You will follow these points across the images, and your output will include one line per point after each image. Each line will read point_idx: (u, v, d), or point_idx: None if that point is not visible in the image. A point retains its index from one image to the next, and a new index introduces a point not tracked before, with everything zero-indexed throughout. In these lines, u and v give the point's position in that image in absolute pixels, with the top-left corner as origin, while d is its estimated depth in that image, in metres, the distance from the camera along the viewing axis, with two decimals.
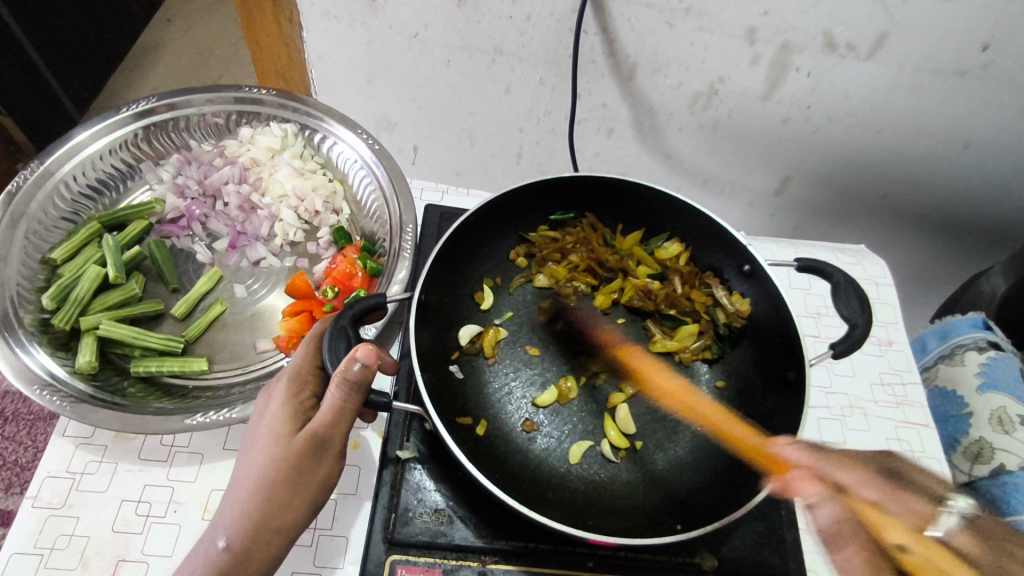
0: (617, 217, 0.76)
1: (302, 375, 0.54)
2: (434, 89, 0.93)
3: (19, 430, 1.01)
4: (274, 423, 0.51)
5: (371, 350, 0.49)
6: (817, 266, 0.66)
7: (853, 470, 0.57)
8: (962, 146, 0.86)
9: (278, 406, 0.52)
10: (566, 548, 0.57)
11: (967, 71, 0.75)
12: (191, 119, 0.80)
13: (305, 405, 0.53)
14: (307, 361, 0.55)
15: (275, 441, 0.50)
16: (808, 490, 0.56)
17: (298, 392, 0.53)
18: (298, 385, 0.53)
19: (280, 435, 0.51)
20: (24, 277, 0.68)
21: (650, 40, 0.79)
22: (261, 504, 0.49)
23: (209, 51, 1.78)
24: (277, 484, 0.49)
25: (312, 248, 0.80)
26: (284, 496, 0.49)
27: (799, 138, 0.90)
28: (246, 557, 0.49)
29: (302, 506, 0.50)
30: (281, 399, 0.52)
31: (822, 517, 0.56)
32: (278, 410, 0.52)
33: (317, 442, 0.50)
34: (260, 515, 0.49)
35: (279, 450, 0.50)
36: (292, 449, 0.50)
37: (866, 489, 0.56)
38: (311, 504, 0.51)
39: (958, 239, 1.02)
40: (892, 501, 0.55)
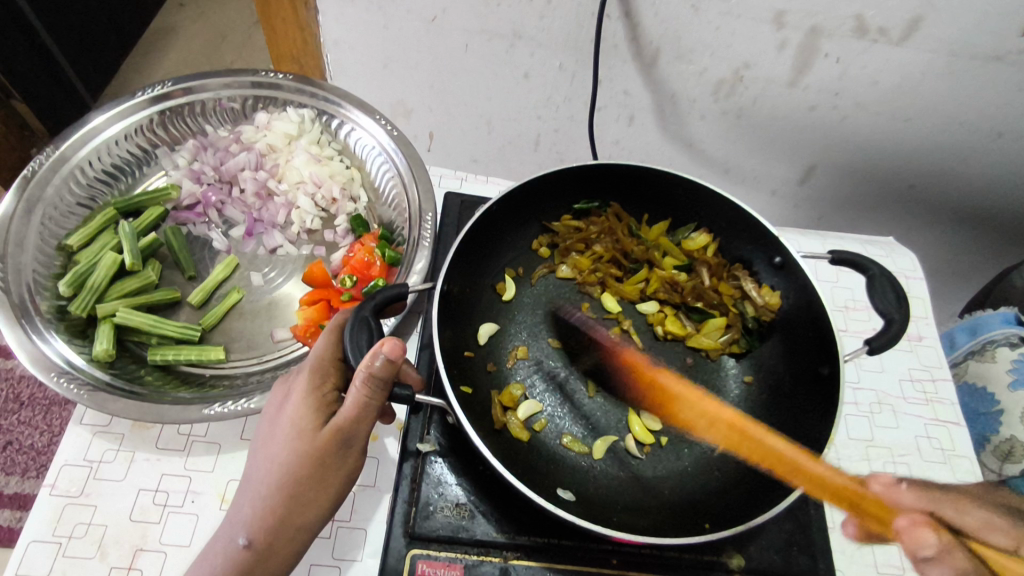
0: (643, 206, 0.73)
1: (328, 366, 0.52)
2: (451, 74, 0.91)
3: (36, 415, 1.01)
4: (298, 416, 0.50)
5: (396, 345, 0.47)
6: (851, 259, 0.64)
7: (974, 511, 0.58)
8: (996, 135, 0.83)
9: (302, 398, 0.51)
10: (590, 544, 0.56)
11: (1005, 57, 0.72)
12: (207, 104, 0.78)
13: (327, 399, 0.51)
14: (330, 352, 0.53)
15: (298, 435, 0.49)
16: (928, 535, 0.56)
17: (322, 383, 0.52)
18: (321, 376, 0.52)
19: (304, 428, 0.49)
20: (40, 263, 0.67)
21: (674, 24, 0.76)
22: (283, 499, 0.48)
23: (223, 35, 1.77)
24: (300, 480, 0.48)
25: (329, 236, 0.79)
26: (307, 492, 0.49)
27: (827, 126, 0.87)
28: (267, 555, 0.48)
29: (324, 501, 0.50)
30: (304, 391, 0.51)
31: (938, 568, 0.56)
32: (301, 403, 0.51)
33: (343, 439, 0.49)
34: (282, 511, 0.48)
35: (304, 445, 0.49)
36: (316, 444, 0.49)
37: (994, 533, 0.56)
38: (333, 500, 0.50)
39: (989, 231, 0.99)
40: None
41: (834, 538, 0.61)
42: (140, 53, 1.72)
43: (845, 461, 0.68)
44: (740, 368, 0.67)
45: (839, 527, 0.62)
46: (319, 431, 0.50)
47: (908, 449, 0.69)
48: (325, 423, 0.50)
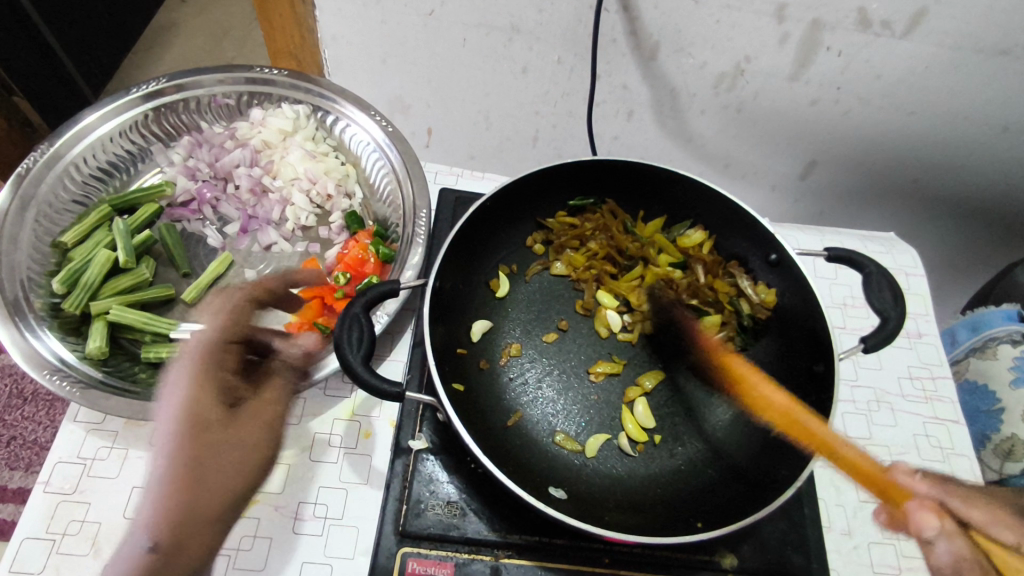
0: (639, 202, 0.73)
1: (221, 356, 0.62)
2: (449, 69, 0.90)
3: (38, 411, 1.02)
4: (199, 407, 0.58)
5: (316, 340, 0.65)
6: (848, 257, 0.64)
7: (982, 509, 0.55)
8: (1001, 129, 0.82)
9: (196, 390, 0.59)
10: (583, 544, 0.56)
11: (1011, 50, 0.71)
12: (201, 101, 0.78)
13: (226, 387, 0.61)
14: (212, 347, 0.63)
15: (192, 421, 0.57)
16: (930, 521, 0.55)
17: (219, 374, 0.61)
18: (218, 365, 0.61)
19: (203, 416, 0.58)
20: (34, 261, 0.67)
21: (674, 17, 0.75)
22: (184, 488, 0.54)
23: (224, 31, 1.77)
24: (205, 462, 0.56)
25: (324, 233, 0.79)
26: (214, 475, 0.55)
27: (829, 121, 0.86)
28: (174, 554, 0.51)
29: (223, 490, 0.55)
30: (192, 384, 0.59)
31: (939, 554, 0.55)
32: (193, 395, 0.59)
33: (258, 423, 0.60)
34: (188, 492, 0.54)
35: (210, 430, 0.58)
36: (232, 427, 0.58)
37: (1004, 530, 0.54)
38: (244, 487, 0.57)
39: (992, 227, 0.98)
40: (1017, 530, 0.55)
41: (828, 537, 0.61)
42: (142, 50, 1.72)
43: None
44: None
45: (835, 526, 0.62)
46: (230, 416, 0.59)
47: (906, 447, 0.69)
48: (235, 411, 0.59)
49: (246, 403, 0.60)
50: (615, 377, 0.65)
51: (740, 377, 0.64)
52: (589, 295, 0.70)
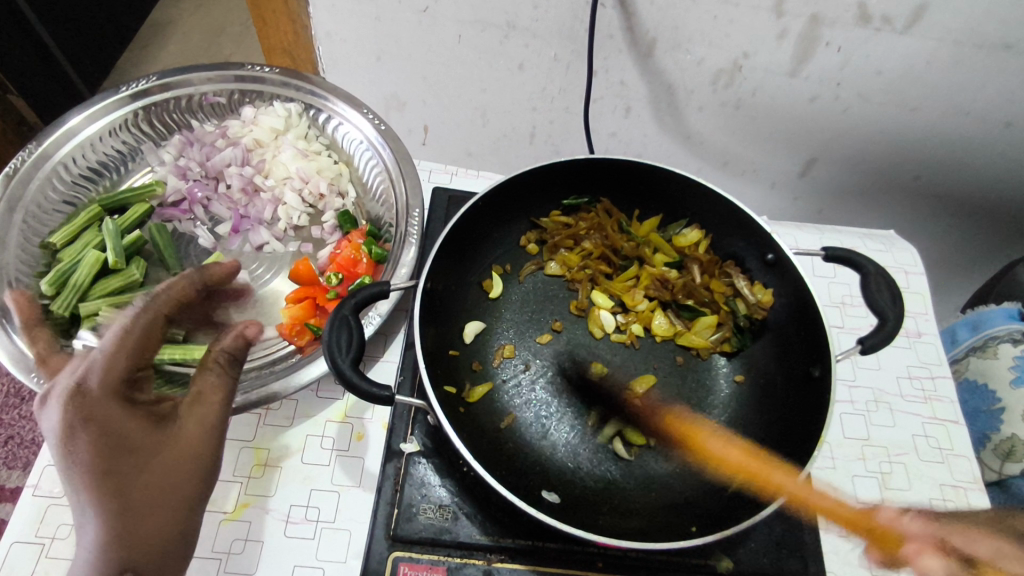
0: (634, 201, 0.72)
1: (116, 381, 0.42)
2: (445, 66, 0.89)
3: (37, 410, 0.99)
4: (122, 434, 0.41)
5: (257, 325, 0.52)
6: (846, 256, 0.63)
7: (982, 541, 0.54)
8: (1003, 125, 0.81)
9: (106, 421, 0.41)
10: (575, 548, 0.55)
11: (1013, 45, 0.70)
12: (192, 99, 0.78)
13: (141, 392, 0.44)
14: (126, 364, 0.43)
15: (123, 449, 0.41)
16: (931, 563, 0.54)
17: (132, 388, 0.43)
18: (126, 381, 0.43)
19: (132, 440, 0.42)
20: (23, 262, 0.67)
21: (672, 13, 0.74)
22: (144, 517, 0.40)
23: (222, 28, 1.75)
24: (158, 489, 0.42)
25: (316, 233, 0.78)
26: (171, 498, 0.42)
27: (829, 117, 0.85)
28: None
29: (187, 511, 0.43)
30: (97, 415, 0.40)
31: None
32: (105, 423, 0.41)
33: (203, 430, 0.45)
34: (143, 525, 0.40)
35: (152, 453, 0.42)
36: (175, 442, 0.43)
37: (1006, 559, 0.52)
38: (194, 509, 0.43)
39: (994, 223, 0.97)
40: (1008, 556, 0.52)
41: (825, 539, 0.61)
42: (139, 47, 1.71)
43: (840, 461, 0.67)
44: (731, 368, 0.66)
45: (833, 528, 0.61)
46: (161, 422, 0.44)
47: (905, 448, 0.68)
48: (168, 418, 0.44)
49: (181, 413, 0.45)
50: (599, 400, 0.62)
51: (692, 436, 0.61)
52: (583, 296, 0.69)
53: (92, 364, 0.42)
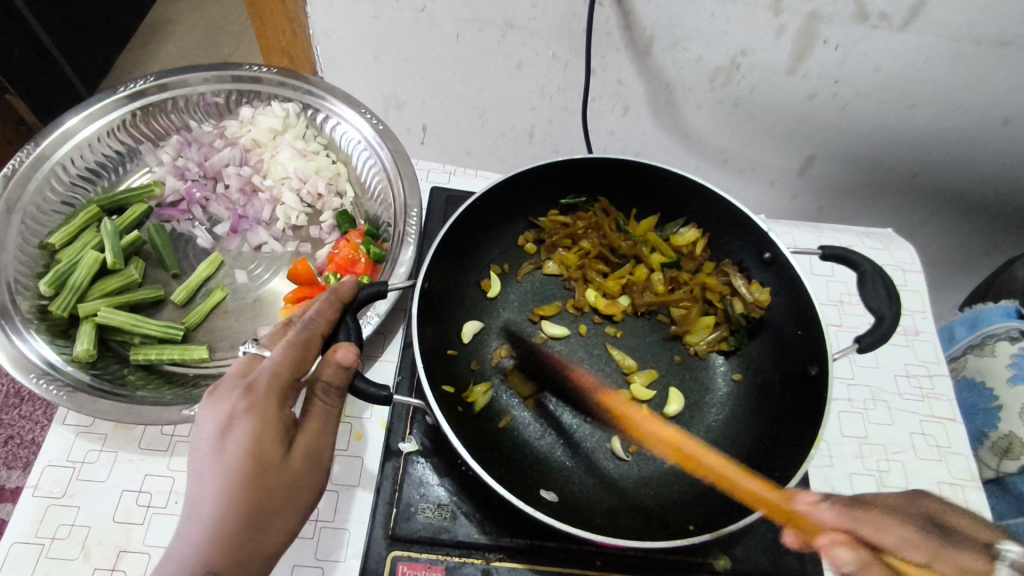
0: (631, 200, 0.72)
1: (278, 390, 0.45)
2: (443, 65, 0.89)
3: (36, 409, 0.97)
4: (261, 444, 0.43)
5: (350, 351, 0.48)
6: (843, 254, 0.63)
7: (892, 528, 0.46)
8: (1001, 122, 0.81)
9: (255, 425, 0.43)
10: (573, 547, 0.55)
11: (1011, 42, 0.70)
12: (189, 99, 0.78)
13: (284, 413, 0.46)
14: (289, 373, 0.46)
15: (255, 460, 0.43)
16: (844, 556, 0.46)
17: (284, 399, 0.46)
18: (282, 392, 0.46)
19: (266, 453, 0.43)
20: (22, 263, 0.67)
21: (669, 11, 0.74)
22: (244, 528, 0.42)
23: (220, 27, 1.75)
24: (267, 504, 0.43)
25: (315, 233, 0.78)
26: (275, 516, 0.44)
27: (826, 115, 0.85)
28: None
29: (277, 538, 0.44)
30: (249, 418, 0.43)
31: None
32: (253, 427, 0.43)
33: (311, 462, 0.46)
34: (241, 537, 0.42)
35: (273, 472, 0.44)
36: (290, 469, 0.44)
37: (912, 549, 0.44)
38: (285, 534, 0.45)
39: (992, 221, 0.97)
40: (942, 558, 0.44)
41: None
42: (137, 47, 1.71)
43: (838, 458, 0.67)
44: (727, 368, 0.66)
45: None
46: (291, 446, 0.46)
47: (902, 446, 0.68)
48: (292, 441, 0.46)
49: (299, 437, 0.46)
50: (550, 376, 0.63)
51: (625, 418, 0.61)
52: (580, 295, 0.69)
53: (261, 376, 0.45)
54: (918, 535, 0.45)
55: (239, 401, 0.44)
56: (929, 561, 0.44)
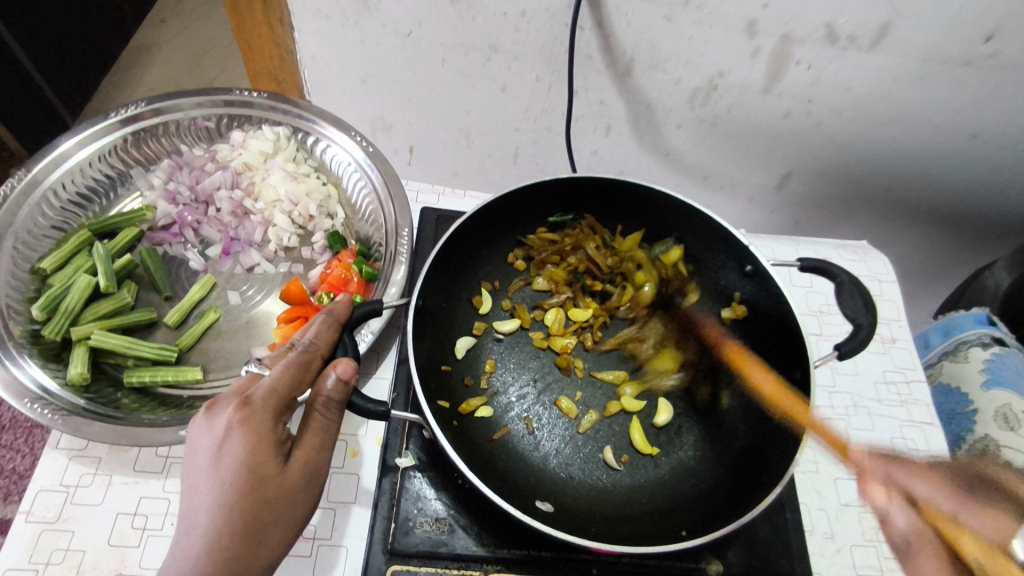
0: (617, 217, 0.74)
1: (274, 406, 0.46)
2: (429, 88, 0.91)
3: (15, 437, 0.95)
4: (257, 457, 0.44)
5: (350, 366, 0.49)
6: (820, 266, 0.65)
7: (926, 485, 0.61)
8: (967, 137, 0.85)
9: (250, 438, 0.44)
10: (570, 555, 0.56)
11: (972, 61, 0.74)
12: (181, 124, 0.78)
13: (280, 429, 0.46)
14: (285, 390, 0.47)
15: (249, 472, 0.44)
16: (900, 518, 0.61)
17: (281, 414, 0.47)
18: (278, 407, 0.46)
19: (261, 465, 0.44)
20: (13, 288, 0.67)
21: (648, 35, 0.77)
22: (239, 541, 0.43)
23: (204, 51, 1.77)
24: (263, 516, 0.44)
25: (307, 253, 0.79)
26: (271, 530, 0.44)
27: (801, 132, 0.88)
28: None
29: (273, 551, 0.45)
30: (244, 431, 0.44)
31: (900, 526, 0.62)
32: (248, 440, 0.44)
33: (307, 475, 0.47)
34: (238, 550, 0.42)
35: (269, 485, 0.44)
36: (285, 483, 0.45)
37: (939, 502, 0.60)
38: (281, 546, 0.45)
39: (962, 232, 1.01)
40: (964, 511, 0.59)
41: (812, 542, 0.64)
42: (120, 71, 1.72)
43: (823, 463, 0.69)
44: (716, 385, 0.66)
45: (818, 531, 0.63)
46: (287, 461, 0.46)
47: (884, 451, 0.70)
48: (290, 455, 0.46)
49: (298, 454, 0.47)
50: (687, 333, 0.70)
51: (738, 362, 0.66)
52: (568, 310, 0.71)
53: (258, 391, 0.46)
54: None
55: (235, 416, 0.45)
56: (960, 514, 0.59)
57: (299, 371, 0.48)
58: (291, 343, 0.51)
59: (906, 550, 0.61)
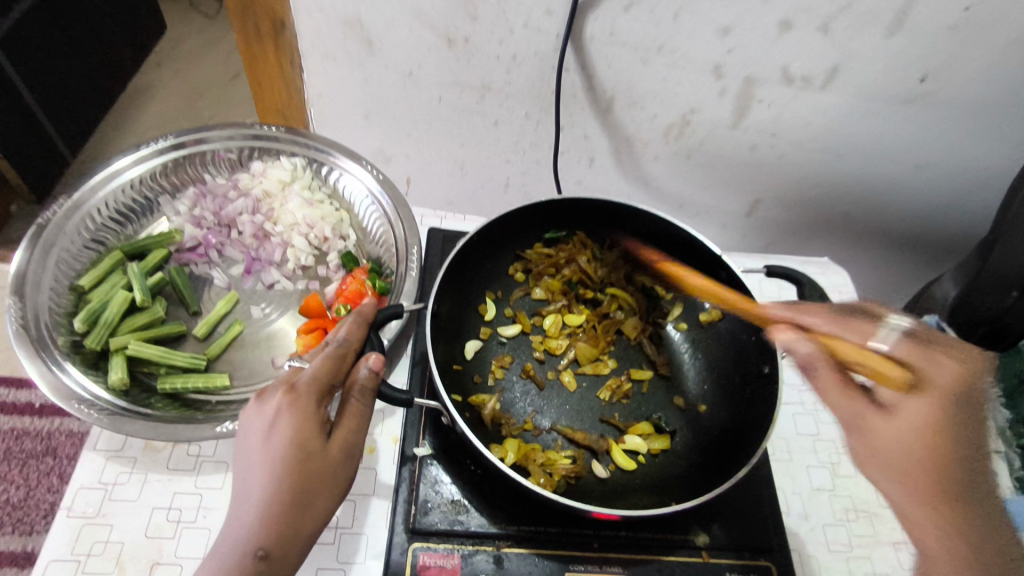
0: (606, 233, 0.83)
1: (316, 391, 0.53)
2: (429, 124, 1.00)
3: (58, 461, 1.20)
4: (303, 433, 0.50)
5: (380, 359, 0.56)
6: (784, 272, 0.74)
7: (819, 312, 0.62)
8: (913, 166, 0.96)
9: (297, 417, 0.51)
10: (573, 530, 0.63)
11: (911, 99, 0.86)
12: (207, 156, 0.86)
13: (321, 411, 0.53)
14: (325, 378, 0.54)
15: (296, 446, 0.50)
16: (784, 335, 0.60)
17: (322, 399, 0.53)
18: (320, 392, 0.53)
19: (307, 441, 0.50)
20: (55, 302, 0.72)
21: (626, 76, 0.88)
22: (289, 507, 0.48)
23: (200, 93, 1.87)
24: (309, 487, 0.50)
25: (322, 272, 0.86)
26: (317, 499, 0.50)
27: (765, 162, 0.99)
28: (279, 558, 0.47)
29: (317, 520, 0.50)
30: (292, 412, 0.51)
31: (799, 352, 0.58)
32: (296, 419, 0.51)
33: (346, 453, 0.53)
34: (288, 515, 0.48)
35: (313, 458, 0.50)
36: (328, 457, 0.51)
37: (848, 330, 0.60)
38: (323, 517, 0.51)
39: (912, 251, 1.12)
40: (845, 329, 0.60)
41: (788, 522, 0.70)
42: (118, 111, 1.80)
43: (795, 451, 0.76)
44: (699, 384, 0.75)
45: (793, 512, 0.71)
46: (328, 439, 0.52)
47: None
48: (330, 434, 0.53)
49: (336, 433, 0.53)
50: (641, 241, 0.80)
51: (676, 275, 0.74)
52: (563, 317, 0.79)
53: (301, 378, 0.53)
54: (918, 398, 0.52)
55: (283, 399, 0.51)
56: (841, 334, 0.60)
57: (334, 361, 0.55)
58: (326, 342, 0.59)
59: (805, 373, 0.58)
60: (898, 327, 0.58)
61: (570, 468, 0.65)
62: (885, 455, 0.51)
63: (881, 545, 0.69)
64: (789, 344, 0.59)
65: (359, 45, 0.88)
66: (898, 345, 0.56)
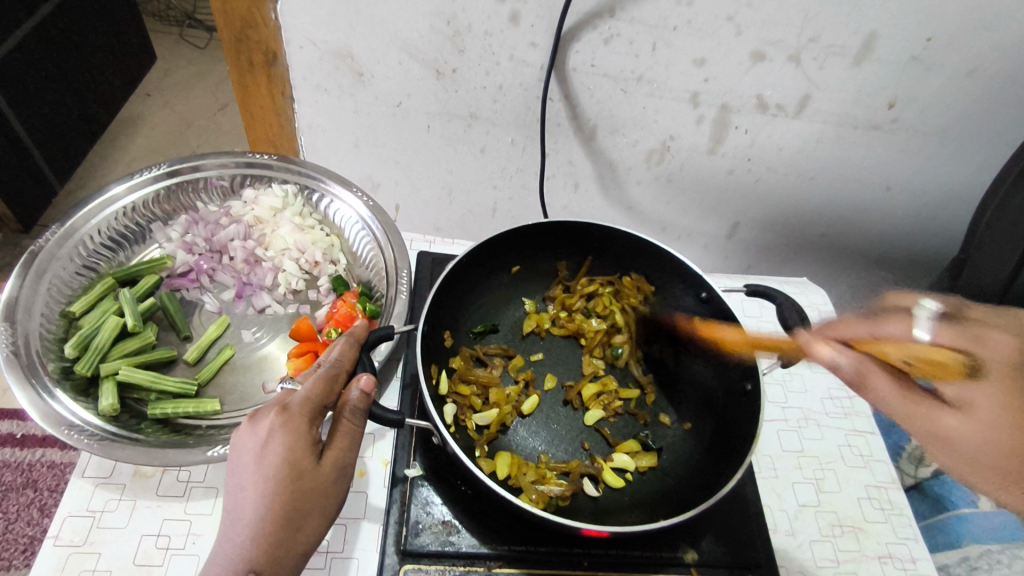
0: (586, 255, 0.85)
1: (308, 411, 0.53)
2: (416, 152, 1.03)
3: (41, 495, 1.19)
4: (295, 454, 0.51)
5: (370, 380, 0.57)
6: (763, 290, 0.76)
7: (855, 323, 0.61)
8: (885, 188, 1.00)
9: (289, 438, 0.51)
10: (563, 549, 0.63)
11: (880, 125, 0.89)
12: (199, 184, 0.88)
13: (313, 432, 0.53)
14: (317, 398, 0.55)
15: (287, 466, 0.50)
16: (824, 352, 0.59)
17: (314, 419, 0.54)
18: (311, 413, 0.54)
19: (298, 461, 0.51)
20: (45, 328, 0.73)
21: (608, 105, 0.91)
22: (280, 528, 0.49)
23: (188, 123, 1.90)
24: (301, 507, 0.50)
25: (313, 296, 0.87)
26: (307, 520, 0.51)
27: (743, 187, 1.02)
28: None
29: (308, 540, 0.51)
30: (284, 433, 0.51)
31: (828, 359, 0.58)
32: (288, 440, 0.51)
33: (337, 472, 0.54)
34: (279, 536, 0.49)
35: (305, 479, 0.51)
36: (319, 478, 0.52)
37: (866, 329, 0.59)
38: (315, 536, 0.52)
39: (888, 269, 1.15)
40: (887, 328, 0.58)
41: (777, 539, 0.71)
42: (108, 142, 1.81)
43: (780, 468, 0.78)
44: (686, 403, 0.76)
45: (780, 529, 0.72)
46: (319, 460, 0.53)
47: (833, 456, 0.80)
48: (321, 455, 0.53)
49: (326, 454, 0.54)
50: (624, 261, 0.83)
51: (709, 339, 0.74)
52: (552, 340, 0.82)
53: (293, 399, 0.53)
54: (979, 384, 0.52)
55: (275, 420, 0.52)
56: (876, 335, 0.58)
57: (325, 382, 0.56)
58: (319, 362, 0.59)
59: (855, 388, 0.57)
60: (928, 312, 0.57)
61: (562, 491, 0.65)
62: (976, 465, 0.52)
63: (866, 559, 0.71)
64: (833, 364, 0.58)
65: (349, 76, 0.90)
66: (941, 332, 0.55)
